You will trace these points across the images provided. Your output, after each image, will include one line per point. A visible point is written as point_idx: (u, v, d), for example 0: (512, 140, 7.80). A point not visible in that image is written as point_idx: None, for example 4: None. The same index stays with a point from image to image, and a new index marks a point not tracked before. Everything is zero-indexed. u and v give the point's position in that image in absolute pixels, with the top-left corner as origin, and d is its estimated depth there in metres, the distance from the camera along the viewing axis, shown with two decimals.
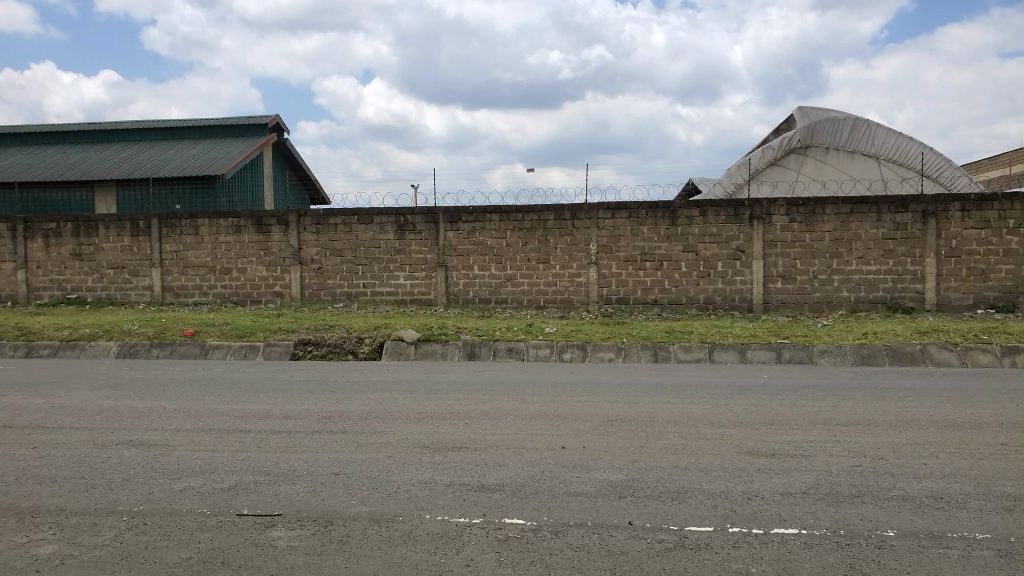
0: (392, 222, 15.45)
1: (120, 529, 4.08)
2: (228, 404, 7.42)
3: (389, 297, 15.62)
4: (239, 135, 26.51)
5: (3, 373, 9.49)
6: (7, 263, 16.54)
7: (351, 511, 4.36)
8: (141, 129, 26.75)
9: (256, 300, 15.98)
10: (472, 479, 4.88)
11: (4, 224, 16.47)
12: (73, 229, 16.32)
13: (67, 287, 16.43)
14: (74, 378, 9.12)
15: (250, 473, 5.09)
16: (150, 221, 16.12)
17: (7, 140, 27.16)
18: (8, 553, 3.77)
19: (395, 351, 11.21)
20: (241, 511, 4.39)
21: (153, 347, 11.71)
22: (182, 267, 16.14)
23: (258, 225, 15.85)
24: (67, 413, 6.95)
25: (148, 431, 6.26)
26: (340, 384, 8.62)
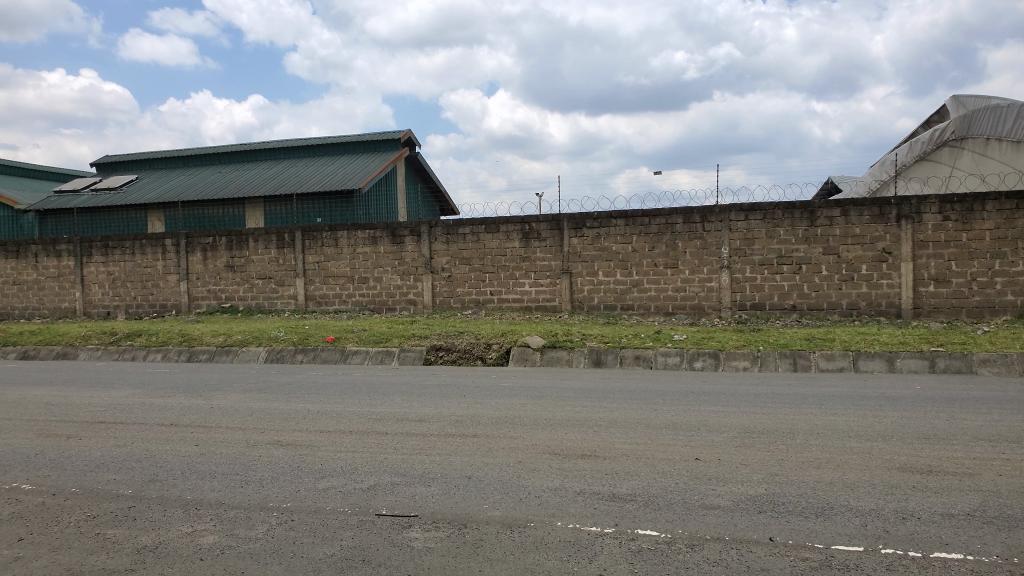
0: (517, 230, 15.62)
1: (271, 524, 4.33)
2: (367, 407, 7.74)
3: (515, 304, 15.79)
4: (374, 149, 27.72)
5: (168, 377, 10.33)
6: (171, 275, 18.05)
7: (484, 515, 4.42)
8: (286, 148, 28.49)
9: (391, 309, 16.62)
10: (604, 488, 4.82)
11: (169, 239, 18.01)
12: (227, 243, 17.59)
13: (222, 296, 17.71)
14: (229, 381, 9.81)
15: (387, 475, 5.27)
16: (294, 234, 17.13)
17: (171, 162, 29.65)
18: (177, 541, 4.08)
19: (522, 357, 11.31)
20: (380, 511, 4.55)
21: (298, 352, 12.40)
22: (323, 277, 17.02)
23: (392, 236, 16.49)
24: (225, 414, 7.49)
25: (295, 432, 6.64)
26: (471, 389, 8.79)
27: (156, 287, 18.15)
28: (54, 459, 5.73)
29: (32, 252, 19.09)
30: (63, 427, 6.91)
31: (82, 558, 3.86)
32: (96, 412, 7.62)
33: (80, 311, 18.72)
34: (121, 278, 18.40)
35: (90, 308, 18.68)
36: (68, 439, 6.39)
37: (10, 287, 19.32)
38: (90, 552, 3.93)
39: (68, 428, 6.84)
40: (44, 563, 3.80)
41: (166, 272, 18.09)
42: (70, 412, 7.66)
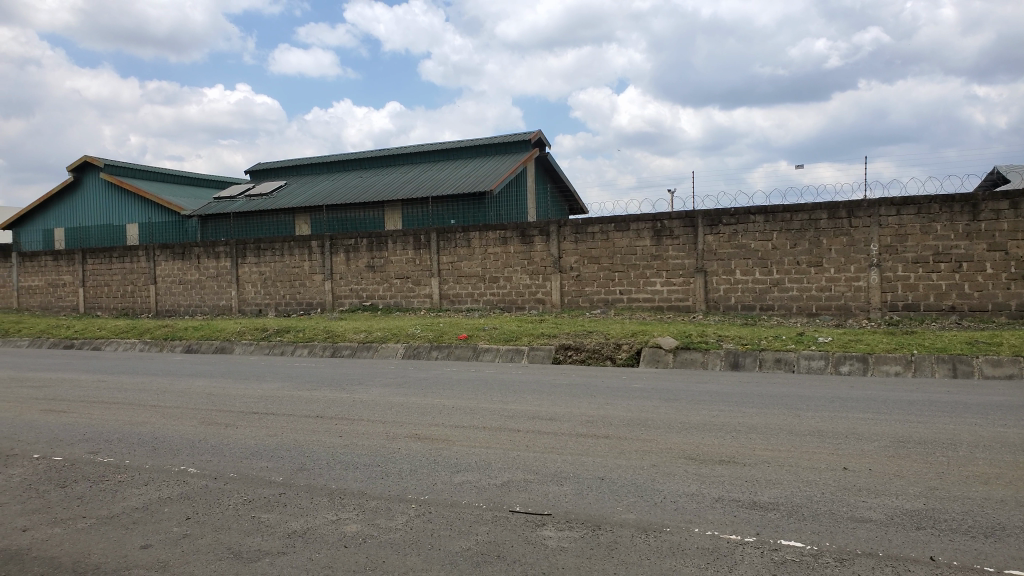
0: (649, 227, 15.38)
1: (410, 516, 4.47)
2: (500, 404, 7.85)
3: (646, 305, 15.54)
4: (505, 151, 28.13)
5: (315, 371, 10.92)
6: (317, 275, 19.08)
7: (618, 517, 4.37)
8: (421, 152, 29.43)
9: (520, 308, 16.80)
10: (743, 495, 4.64)
11: (314, 241, 19.06)
12: (367, 244, 18.39)
13: (363, 295, 18.54)
14: (370, 375, 10.25)
15: (521, 472, 5.32)
16: (430, 235, 17.69)
17: (315, 168, 31.36)
18: (323, 528, 4.30)
19: (653, 358, 11.12)
20: (514, 507, 4.59)
21: (433, 349, 12.79)
22: (456, 276, 17.45)
23: (523, 236, 16.67)
24: (365, 407, 7.82)
25: (432, 426, 6.84)
26: (603, 390, 8.72)
27: (303, 286, 19.26)
28: (215, 446, 6.18)
29: (195, 254, 20.76)
30: (222, 416, 7.46)
31: (240, 539, 4.13)
32: (251, 403, 8.18)
33: (236, 308, 20.16)
34: (272, 278, 19.64)
35: (245, 306, 20.07)
36: (226, 427, 6.89)
37: (176, 286, 21.08)
38: (247, 534, 4.20)
39: (227, 416, 7.38)
40: (208, 541, 4.10)
41: (312, 272, 19.15)
42: (228, 402, 8.26)
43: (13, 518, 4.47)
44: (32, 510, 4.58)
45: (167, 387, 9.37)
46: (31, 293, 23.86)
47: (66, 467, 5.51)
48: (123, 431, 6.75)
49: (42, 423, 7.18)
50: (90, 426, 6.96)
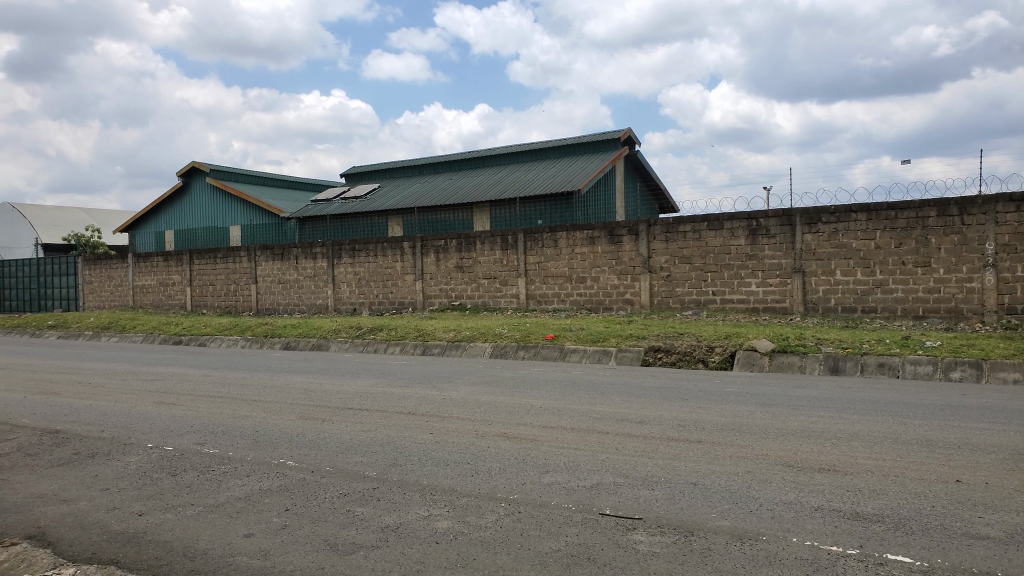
0: (743, 226, 14.98)
1: (500, 514, 4.49)
2: (589, 406, 7.79)
3: (740, 306, 15.11)
4: (593, 150, 27.96)
5: (407, 368, 11.15)
6: (408, 275, 19.48)
7: (712, 524, 4.25)
8: (510, 153, 29.61)
9: (609, 308, 16.64)
10: (846, 506, 4.44)
11: (406, 242, 19.48)
12: (456, 245, 18.65)
13: (452, 295, 18.79)
14: (459, 374, 10.38)
15: (610, 474, 5.26)
16: (517, 236, 17.79)
17: (407, 170, 32.01)
18: (415, 523, 4.37)
19: (748, 362, 10.81)
20: (604, 510, 4.55)
21: (521, 349, 12.85)
22: (544, 277, 17.46)
23: (611, 236, 16.54)
24: (455, 405, 7.92)
25: (520, 426, 6.85)
26: (694, 393, 8.53)
27: (395, 286, 19.70)
28: (312, 440, 6.39)
29: (293, 255, 21.57)
30: (318, 411, 7.71)
31: (335, 531, 4.25)
32: (346, 399, 8.42)
33: (332, 307, 20.83)
34: (365, 278, 20.18)
35: (340, 305, 20.70)
36: (323, 422, 7.12)
37: (275, 285, 21.95)
38: (343, 527, 4.31)
39: (323, 411, 7.62)
40: (305, 532, 4.23)
41: (403, 272, 19.57)
42: (324, 398, 8.53)
43: (130, 503, 4.75)
44: (147, 496, 4.86)
45: (267, 383, 9.78)
46: (144, 291, 25.37)
47: (176, 456, 5.82)
48: (227, 424, 7.08)
49: (154, 414, 7.61)
50: (197, 418, 7.33)
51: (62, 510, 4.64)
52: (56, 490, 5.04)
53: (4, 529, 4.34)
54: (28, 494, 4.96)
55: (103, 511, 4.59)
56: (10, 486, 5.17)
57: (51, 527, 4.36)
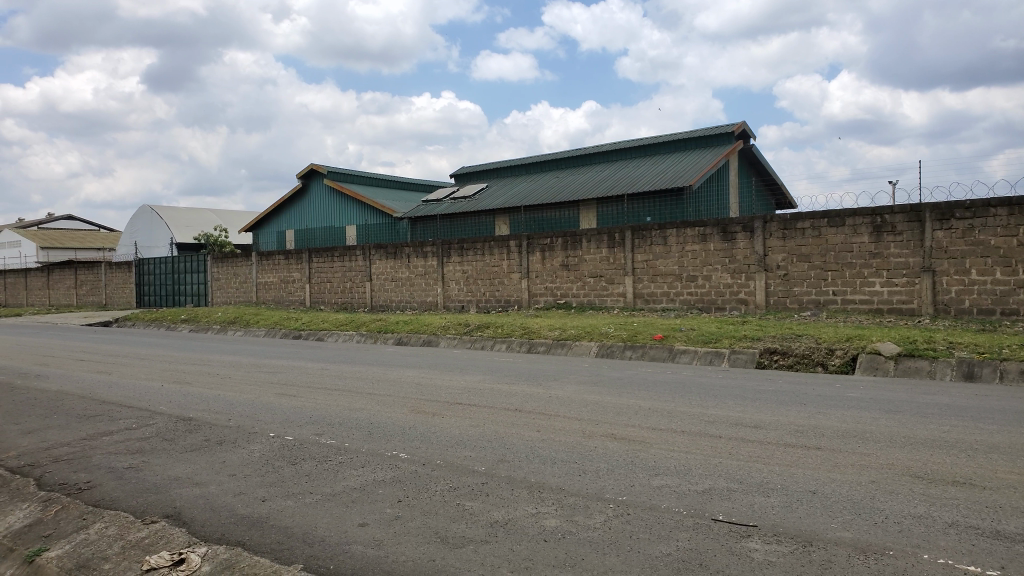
0: (867, 223, 14.24)
1: (608, 515, 4.44)
2: (699, 408, 7.59)
3: (863, 306, 14.35)
4: (705, 145, 27.28)
5: (514, 366, 11.24)
6: (515, 273, 19.64)
7: (833, 535, 4.05)
8: (618, 150, 29.31)
9: (720, 308, 16.18)
10: (983, 522, 4.12)
11: (513, 241, 19.65)
12: (563, 243, 18.64)
13: (558, 293, 18.79)
14: (565, 372, 10.36)
15: (723, 480, 5.10)
16: (625, 233, 17.59)
17: (514, 170, 32.25)
18: (524, 520, 4.38)
19: (871, 366, 10.26)
20: (716, 516, 4.41)
21: (627, 349, 12.70)
22: (652, 275, 17.17)
23: (723, 233, 16.09)
24: (562, 403, 7.92)
25: (629, 427, 6.76)
26: (812, 398, 8.16)
27: (501, 283, 19.89)
28: (423, 433, 6.54)
29: (404, 254, 22.18)
30: (428, 405, 7.88)
31: (446, 524, 4.32)
32: (454, 394, 8.58)
33: (440, 304, 21.28)
34: (473, 276, 20.48)
35: (449, 303, 21.12)
36: (433, 416, 7.27)
37: (387, 283, 22.64)
38: (452, 520, 4.38)
39: (433, 406, 7.80)
40: (417, 524, 4.32)
41: (510, 270, 19.73)
42: (434, 392, 8.72)
43: (255, 488, 5.00)
44: (270, 483, 5.10)
45: (381, 377, 10.09)
46: (267, 288, 26.73)
47: (295, 446, 6.08)
48: (343, 416, 7.35)
49: (276, 405, 8.00)
50: (315, 409, 7.65)
51: (194, 492, 4.95)
52: (189, 473, 5.38)
53: (143, 507, 4.67)
54: (164, 476, 5.32)
55: (230, 495, 4.86)
56: (149, 467, 5.56)
57: (185, 508, 4.65)
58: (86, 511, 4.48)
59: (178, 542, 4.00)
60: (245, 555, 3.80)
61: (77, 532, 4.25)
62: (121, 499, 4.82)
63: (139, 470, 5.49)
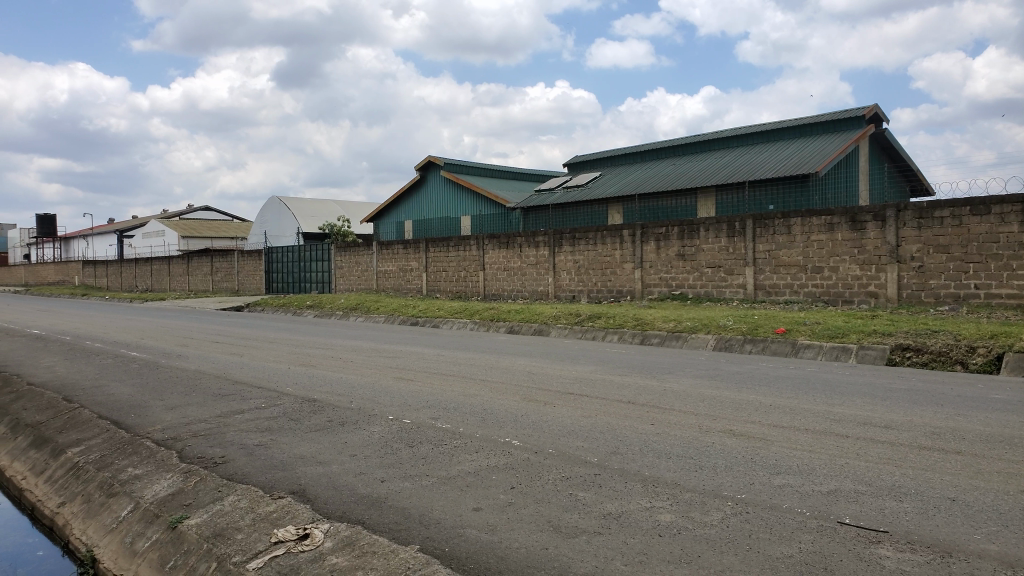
0: (1017, 211, 13.13)
1: (726, 513, 4.29)
2: (824, 406, 7.23)
3: (1009, 302, 13.20)
4: (833, 130, 25.92)
5: (627, 357, 11.09)
6: (628, 263, 19.37)
7: (975, 547, 3.75)
8: (739, 136, 28.32)
9: (848, 301, 15.34)
10: None
11: (627, 230, 19.39)
12: (679, 232, 18.23)
13: (672, 284, 18.40)
14: (680, 365, 10.13)
15: (850, 481, 4.83)
16: (745, 222, 17.00)
17: (630, 159, 31.76)
18: (638, 514, 4.31)
19: (1019, 366, 9.43)
20: (843, 519, 4.18)
21: (747, 342, 12.26)
22: (774, 266, 16.52)
23: (852, 222, 15.26)
24: (677, 396, 7.74)
25: (748, 423, 6.52)
26: (951, 398, 7.60)
27: (614, 274, 19.68)
28: (537, 422, 6.55)
29: (517, 243, 22.33)
30: (540, 394, 7.90)
31: (559, 513, 4.30)
32: (567, 384, 8.55)
33: (552, 294, 21.30)
34: (586, 265, 20.35)
35: (561, 292, 21.09)
36: (545, 405, 7.28)
37: (501, 272, 22.88)
38: (566, 509, 4.36)
39: (546, 395, 7.81)
40: (530, 511, 4.33)
41: (623, 260, 19.49)
42: (547, 381, 8.74)
43: (375, 469, 5.17)
44: (389, 464, 5.26)
45: (494, 364, 10.20)
46: (386, 276, 27.63)
47: (413, 429, 6.24)
48: (458, 401, 7.48)
49: (394, 388, 8.25)
50: (431, 395, 7.83)
51: (318, 470, 5.16)
52: (314, 452, 5.62)
53: (272, 483, 4.92)
54: (291, 454, 5.58)
55: (352, 475, 5.04)
56: (277, 445, 5.86)
57: (309, 485, 4.86)
58: (220, 484, 4.77)
59: (303, 518, 4.19)
60: (365, 533, 3.92)
61: (213, 503, 4.53)
62: (252, 474, 5.10)
63: (268, 447, 5.79)
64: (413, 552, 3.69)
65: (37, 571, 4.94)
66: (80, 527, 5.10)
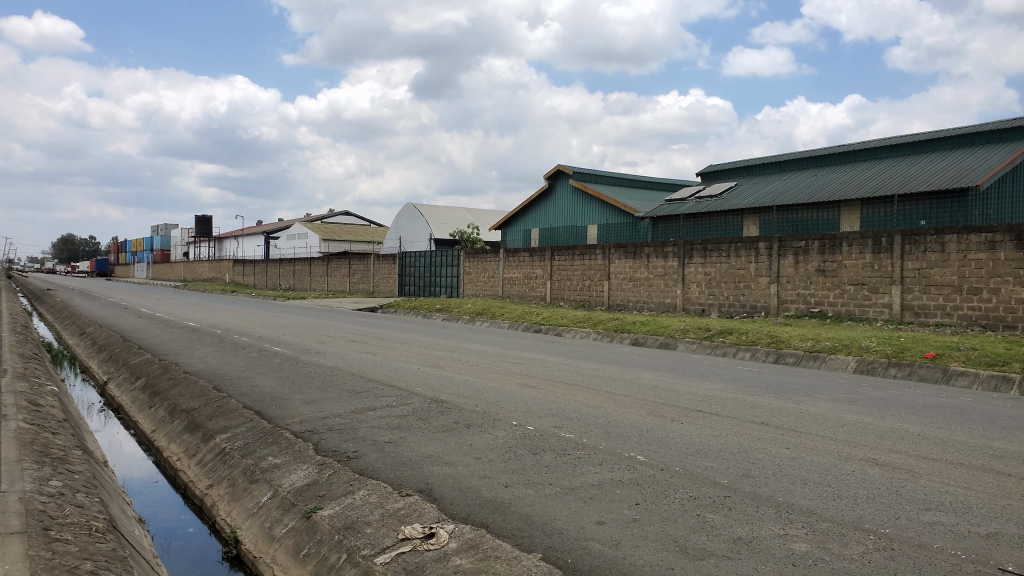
0: None
1: (868, 547, 4.00)
2: (982, 440, 6.60)
3: None
4: (998, 141, 23.93)
5: (759, 376, 10.63)
6: (763, 278, 18.64)
7: None
8: (888, 147, 26.68)
9: (1010, 327, 13.97)
10: None
11: (763, 243, 18.67)
12: (820, 247, 17.36)
13: (811, 301, 17.51)
14: (819, 387, 9.60)
15: (1013, 525, 4.38)
16: (893, 238, 15.95)
17: (766, 168, 30.59)
18: (770, 540, 4.09)
19: None
20: (1005, 566, 3.79)
21: (892, 366, 11.47)
22: (924, 286, 15.38)
23: (1017, 240, 13.96)
24: (814, 420, 7.32)
25: (893, 453, 6.06)
26: None
27: (747, 288, 19.00)
28: (662, 438, 6.37)
29: (645, 254, 22.00)
30: (667, 409, 7.69)
31: (686, 534, 4.15)
32: (695, 400, 8.29)
33: (680, 307, 20.81)
34: (717, 278, 19.75)
35: (689, 305, 20.58)
36: (672, 421, 7.08)
37: (627, 283, 22.59)
38: (693, 530, 4.21)
39: (672, 411, 7.60)
40: (656, 530, 4.20)
41: (757, 274, 18.77)
42: (674, 397, 8.49)
43: (498, 474, 5.19)
44: (512, 470, 5.27)
45: (618, 376, 10.07)
46: (512, 282, 27.94)
47: (537, 436, 6.24)
48: (582, 412, 7.41)
49: (519, 395, 8.29)
50: (556, 403, 7.80)
51: (444, 471, 5.25)
52: (440, 453, 5.73)
53: (401, 480, 5.04)
54: (419, 453, 5.71)
55: (476, 478, 5.09)
56: (406, 443, 6.01)
57: (436, 485, 4.95)
58: (353, 478, 4.93)
59: (430, 517, 4.26)
60: (488, 537, 3.94)
61: (345, 496, 4.69)
62: (382, 470, 5.25)
63: (398, 444, 5.96)
64: (536, 560, 3.67)
65: (188, 547, 5.31)
66: (225, 509, 5.43)
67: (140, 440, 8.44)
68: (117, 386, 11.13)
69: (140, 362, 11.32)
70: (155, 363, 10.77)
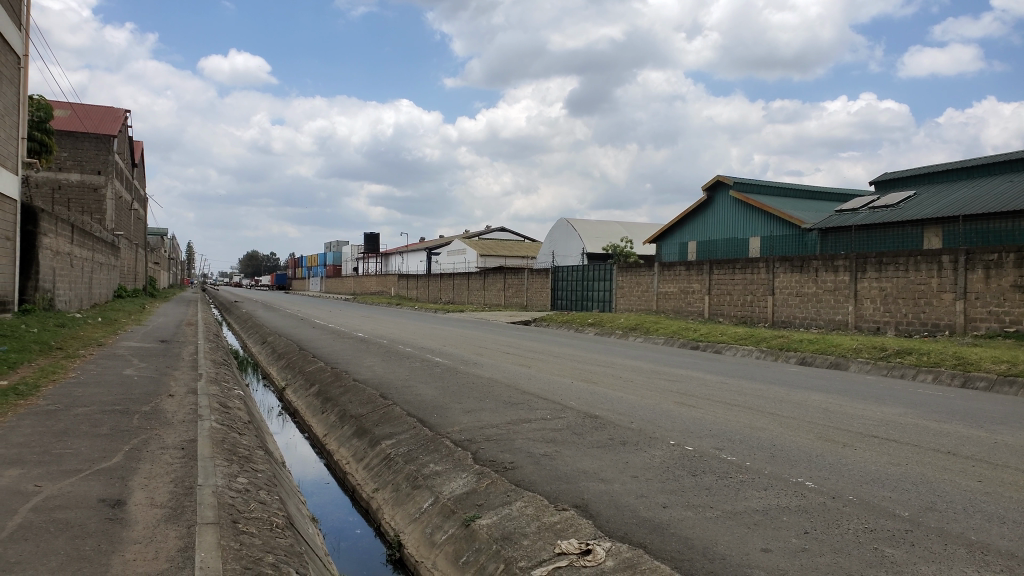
0: None
1: None
2: None
3: None
4: None
5: (945, 401, 9.70)
6: (947, 293, 17.10)
7: None
8: None
9: None
10: None
11: (947, 256, 17.15)
12: (1015, 260, 15.61)
13: (1005, 320, 15.78)
14: (1016, 416, 8.62)
15: None
16: None
17: (948, 175, 28.14)
18: None
19: None
20: None
21: None
22: None
23: None
24: (1013, 452, 6.58)
25: None
26: None
27: (928, 304, 17.50)
28: (833, 464, 5.97)
29: (812, 267, 20.84)
30: (839, 434, 7.19)
31: (861, 567, 3.85)
32: (870, 425, 7.71)
33: (852, 324, 19.51)
34: (894, 294, 18.35)
35: (862, 322, 19.25)
36: (844, 446, 6.62)
37: (793, 298, 21.48)
38: (870, 565, 3.89)
39: (845, 436, 7.10)
40: (827, 561, 3.93)
41: (940, 290, 17.26)
42: (846, 421, 7.94)
43: (656, 494, 5.07)
44: (670, 490, 5.13)
45: (782, 397, 9.57)
46: (667, 297, 27.39)
47: (696, 457, 6.04)
48: (745, 434, 7.08)
49: (676, 413, 8.07)
50: (716, 424, 7.51)
51: (601, 487, 5.20)
52: (595, 468, 5.69)
53: (557, 493, 5.05)
54: (574, 467, 5.70)
55: (633, 496, 4.99)
56: (561, 457, 6.01)
57: (592, 501, 4.90)
58: (510, 489, 4.99)
59: (586, 533, 4.22)
60: (647, 558, 3.84)
61: (502, 507, 4.75)
62: (539, 483, 5.28)
63: (553, 458, 5.97)
64: None
65: (356, 547, 5.59)
66: (390, 513, 5.67)
67: (313, 443, 9.03)
68: (295, 391, 11.96)
69: (314, 370, 12.11)
70: (328, 371, 11.48)
